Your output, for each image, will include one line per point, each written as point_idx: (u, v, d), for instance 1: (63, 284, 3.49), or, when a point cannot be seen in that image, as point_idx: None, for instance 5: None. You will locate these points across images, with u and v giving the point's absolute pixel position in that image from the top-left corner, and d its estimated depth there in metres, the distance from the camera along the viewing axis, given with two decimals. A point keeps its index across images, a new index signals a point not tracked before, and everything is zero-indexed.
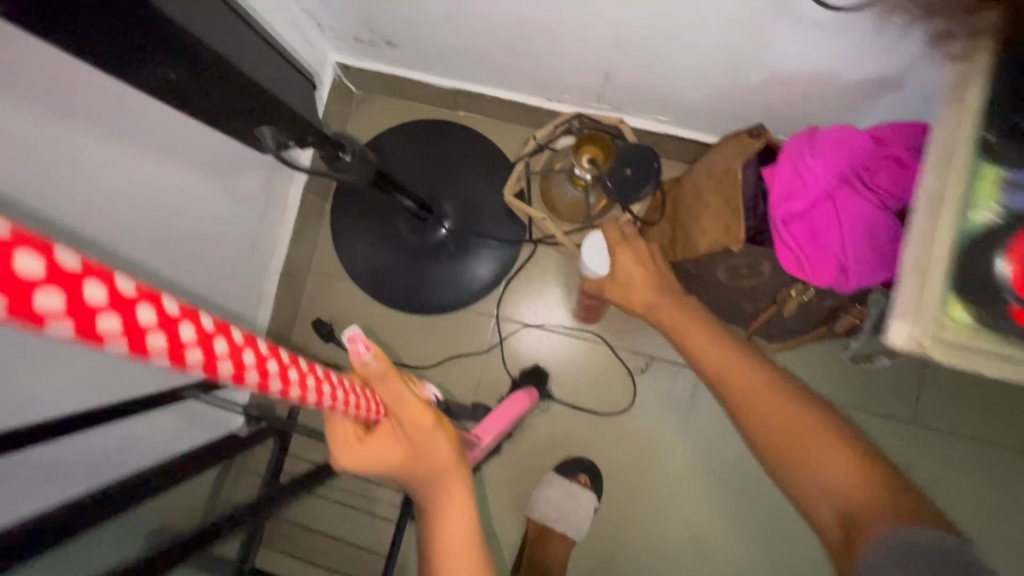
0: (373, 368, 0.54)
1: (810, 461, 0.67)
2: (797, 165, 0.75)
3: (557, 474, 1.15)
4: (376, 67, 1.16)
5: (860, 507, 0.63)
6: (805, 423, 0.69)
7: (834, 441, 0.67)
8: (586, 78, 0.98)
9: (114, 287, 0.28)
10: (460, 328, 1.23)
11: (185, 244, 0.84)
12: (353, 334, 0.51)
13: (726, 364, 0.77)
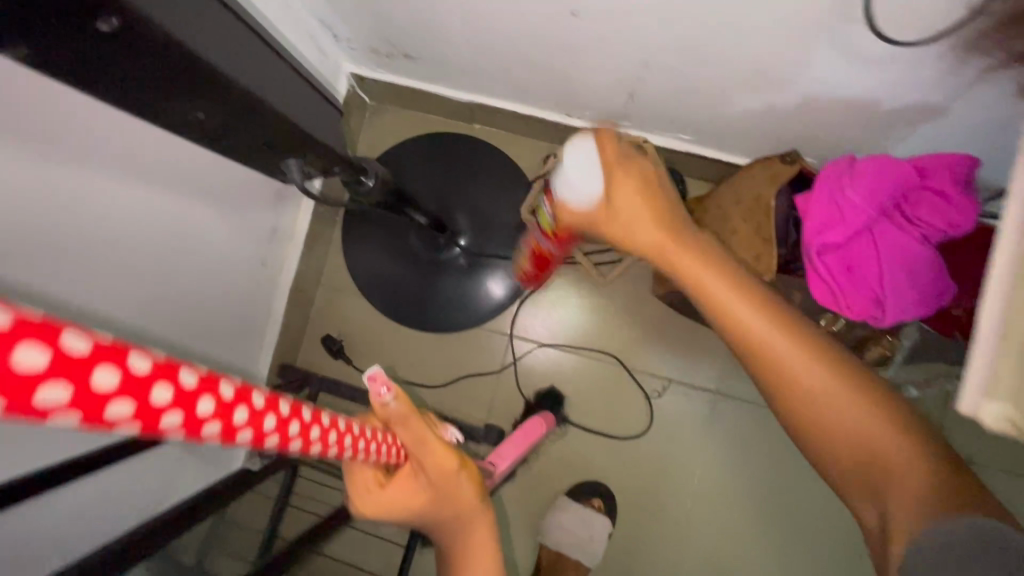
0: (393, 410, 0.51)
1: (838, 440, 0.49)
2: (836, 196, 0.72)
3: (570, 499, 1.12)
4: (391, 79, 1.13)
5: (909, 499, 0.45)
6: (832, 388, 0.49)
7: (874, 416, 0.48)
8: (610, 96, 0.95)
9: (129, 369, 0.25)
10: (472, 347, 1.20)
11: (194, 264, 0.81)
12: (374, 374, 0.49)
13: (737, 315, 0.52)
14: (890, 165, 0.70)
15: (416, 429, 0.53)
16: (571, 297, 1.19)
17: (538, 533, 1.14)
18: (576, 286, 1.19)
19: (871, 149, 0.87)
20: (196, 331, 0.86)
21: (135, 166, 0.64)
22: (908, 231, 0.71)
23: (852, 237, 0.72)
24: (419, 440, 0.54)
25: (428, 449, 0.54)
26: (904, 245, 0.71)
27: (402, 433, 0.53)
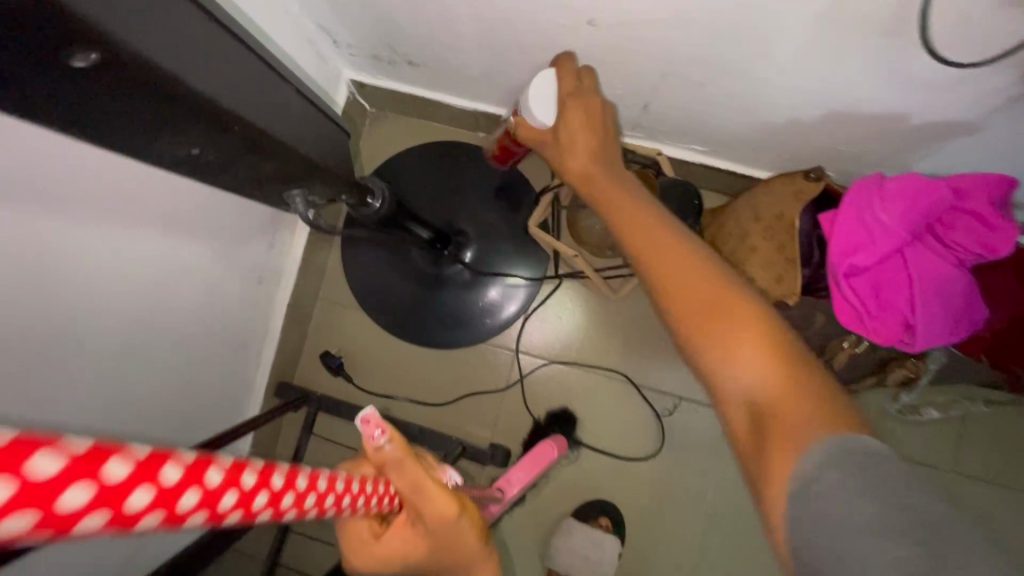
0: (388, 454, 0.46)
1: (716, 336, 0.47)
2: (866, 218, 0.68)
3: (578, 521, 1.08)
4: (392, 86, 1.08)
5: (779, 397, 0.43)
6: (712, 286, 0.50)
7: (753, 317, 0.48)
8: (623, 106, 0.91)
9: (20, 473, 0.19)
10: (476, 363, 1.16)
11: (183, 283, 0.76)
12: (368, 416, 0.44)
13: (636, 220, 0.61)
14: (924, 185, 0.67)
15: (413, 474, 0.47)
16: (579, 311, 1.15)
17: (545, 557, 1.10)
18: (584, 300, 1.15)
19: (897, 163, 0.83)
20: (184, 354, 0.81)
21: (123, 184, 0.59)
22: (940, 255, 0.68)
23: (882, 261, 0.68)
24: (416, 486, 0.48)
25: (426, 497, 0.48)
26: (936, 270, 0.68)
27: (397, 480, 0.47)
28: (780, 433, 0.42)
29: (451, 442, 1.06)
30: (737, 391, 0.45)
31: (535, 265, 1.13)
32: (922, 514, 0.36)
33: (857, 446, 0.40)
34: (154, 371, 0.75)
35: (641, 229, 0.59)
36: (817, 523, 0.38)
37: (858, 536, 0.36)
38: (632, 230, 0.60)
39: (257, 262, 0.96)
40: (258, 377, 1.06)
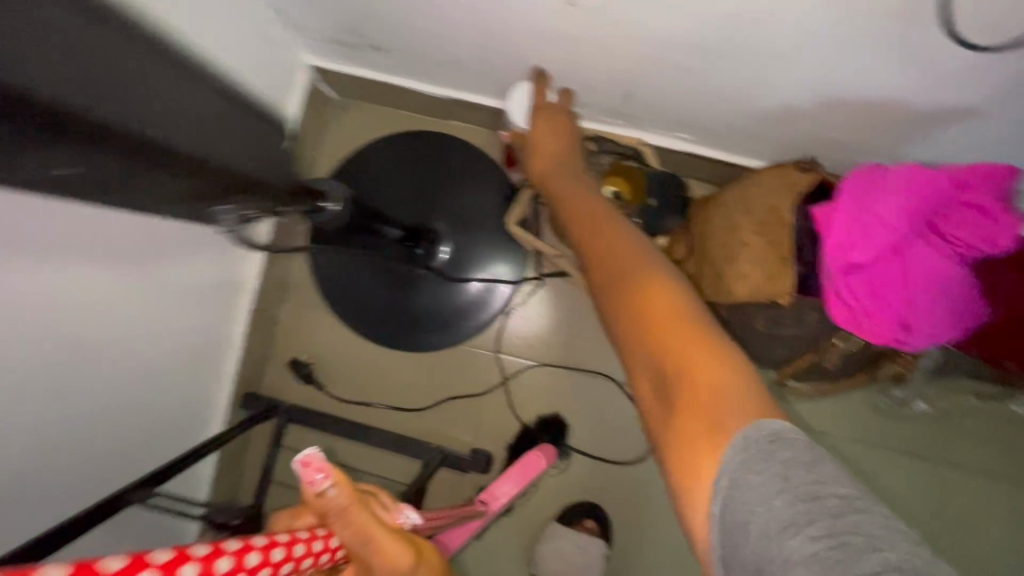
0: (331, 501, 0.44)
1: (637, 315, 0.51)
2: (863, 212, 0.64)
3: (563, 526, 1.05)
4: (355, 73, 1.00)
5: (687, 368, 0.45)
6: (642, 275, 0.55)
7: (674, 301, 0.50)
8: (604, 94, 0.85)
9: None
10: (455, 366, 1.10)
11: (120, 294, 0.69)
12: (308, 459, 0.42)
13: (588, 223, 0.67)
14: (921, 178, 0.64)
15: (356, 520, 0.46)
16: (561, 308, 1.10)
17: (531, 564, 1.06)
18: (565, 297, 1.10)
19: (891, 152, 0.79)
20: (122, 370, 0.73)
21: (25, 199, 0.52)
22: (940, 251, 0.64)
23: (880, 258, 0.65)
24: (361, 535, 0.46)
25: (372, 545, 0.47)
26: (935, 267, 0.64)
27: (341, 529, 0.46)
28: (683, 400, 0.43)
29: (429, 450, 1.00)
30: (650, 364, 0.48)
31: (514, 262, 1.07)
32: (821, 493, 0.35)
33: (759, 424, 0.39)
34: (89, 392, 0.68)
35: (591, 231, 0.66)
36: (717, 490, 0.38)
37: (749, 503, 0.35)
38: (583, 231, 0.67)
39: (211, 266, 0.89)
40: (220, 389, 1.00)
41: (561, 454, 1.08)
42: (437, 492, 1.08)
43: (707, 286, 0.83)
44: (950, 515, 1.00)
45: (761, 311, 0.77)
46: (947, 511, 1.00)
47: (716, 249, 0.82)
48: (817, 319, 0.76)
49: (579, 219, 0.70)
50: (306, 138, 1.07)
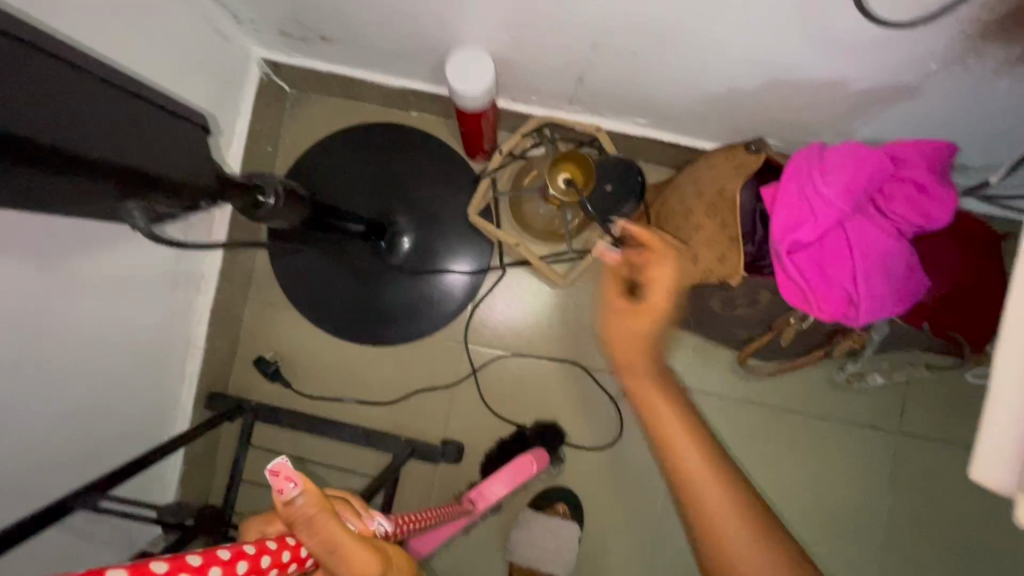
0: (298, 510, 0.38)
1: (731, 539, 0.53)
2: (808, 193, 0.65)
3: (535, 512, 1.06)
4: (309, 65, 0.98)
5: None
6: (735, 502, 0.53)
7: (758, 520, 0.54)
8: (558, 80, 0.85)
9: None
10: (423, 359, 1.10)
11: (79, 299, 0.68)
12: (277, 467, 0.38)
13: (665, 411, 0.54)
14: (860, 156, 0.65)
15: (326, 532, 0.39)
16: (527, 297, 1.10)
17: (506, 552, 1.07)
18: (531, 286, 1.10)
19: (838, 131, 0.80)
20: (82, 372, 0.72)
21: None
22: (882, 226, 0.65)
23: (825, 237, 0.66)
24: (330, 545, 0.39)
25: (344, 557, 0.40)
26: (876, 242, 0.65)
27: (307, 541, 0.39)
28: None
29: (399, 443, 1.01)
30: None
31: (478, 252, 1.07)
32: None
33: None
34: (46, 397, 0.66)
35: (671, 429, 0.54)
36: None
37: None
38: (669, 433, 0.54)
39: (169, 267, 0.87)
40: (184, 389, 0.98)
41: (554, 462, 1.08)
42: (410, 484, 1.08)
43: None
44: (907, 484, 1.03)
45: (715, 292, 0.78)
46: (903, 480, 1.04)
47: (673, 233, 0.83)
48: (770, 300, 0.77)
49: (648, 403, 0.55)
50: (262, 132, 1.04)
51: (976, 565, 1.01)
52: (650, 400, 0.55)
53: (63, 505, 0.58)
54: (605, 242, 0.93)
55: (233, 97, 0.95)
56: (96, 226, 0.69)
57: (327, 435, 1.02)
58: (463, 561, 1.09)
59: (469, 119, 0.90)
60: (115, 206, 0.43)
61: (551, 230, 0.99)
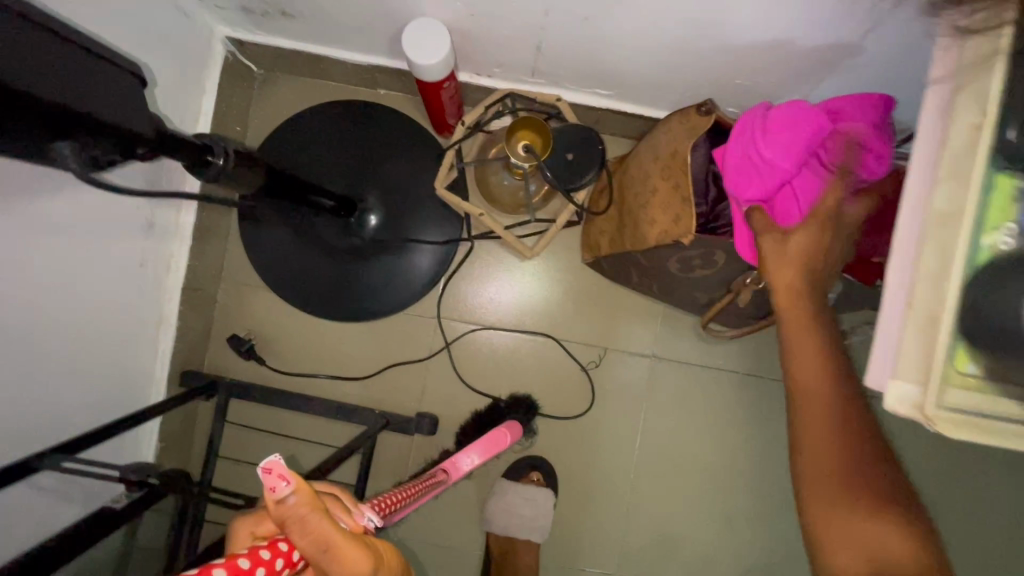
0: (290, 509, 0.38)
1: (848, 507, 0.54)
2: (749, 155, 0.67)
3: (510, 481, 1.08)
4: (274, 43, 0.99)
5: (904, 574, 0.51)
6: (863, 471, 0.55)
7: (877, 503, 0.54)
8: (518, 51, 0.86)
9: None
10: (396, 333, 1.11)
11: (48, 269, 0.69)
12: (269, 465, 0.38)
13: (806, 370, 0.59)
14: (802, 113, 0.65)
15: (318, 530, 0.38)
16: (498, 270, 1.12)
17: (483, 522, 1.09)
18: (502, 259, 1.12)
19: (790, 95, 0.82)
20: (60, 344, 0.73)
21: None
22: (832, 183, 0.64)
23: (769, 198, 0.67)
24: (323, 544, 0.38)
25: (336, 556, 0.38)
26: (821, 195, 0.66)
27: (300, 542, 0.38)
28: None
29: (373, 416, 1.03)
30: (857, 564, 0.53)
31: (447, 226, 1.08)
32: None
33: None
34: (28, 366, 0.68)
35: (807, 388, 0.59)
36: None
37: None
38: (798, 360, 0.60)
39: (136, 244, 0.88)
40: (157, 367, 0.99)
41: (528, 433, 1.10)
42: (386, 457, 1.10)
43: (628, 235, 0.86)
44: None
45: (672, 253, 0.79)
46: None
47: (633, 198, 0.84)
48: (725, 261, 0.79)
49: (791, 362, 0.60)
50: (229, 111, 1.05)
51: (936, 519, 1.05)
52: (790, 324, 0.62)
53: (26, 464, 0.59)
54: (570, 210, 0.94)
55: (197, 75, 0.95)
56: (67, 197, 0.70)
57: (302, 409, 1.03)
58: (442, 532, 1.11)
59: (431, 91, 0.90)
60: (44, 152, 0.38)
61: (516, 203, 1.00)
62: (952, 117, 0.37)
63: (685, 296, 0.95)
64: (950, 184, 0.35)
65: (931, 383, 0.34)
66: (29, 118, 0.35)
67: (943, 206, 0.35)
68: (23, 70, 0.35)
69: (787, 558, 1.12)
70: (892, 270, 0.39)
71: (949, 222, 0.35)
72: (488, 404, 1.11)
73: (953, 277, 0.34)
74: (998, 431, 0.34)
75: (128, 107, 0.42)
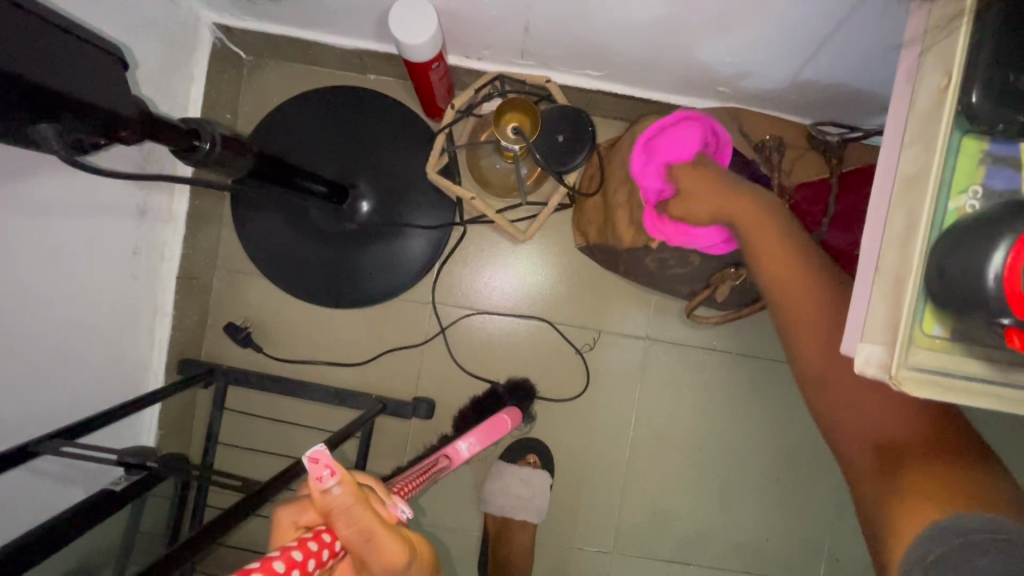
0: (337, 500, 0.39)
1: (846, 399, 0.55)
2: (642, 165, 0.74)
3: (507, 463, 1.09)
4: (261, 28, 0.98)
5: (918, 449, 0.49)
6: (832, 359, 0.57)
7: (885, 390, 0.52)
8: (506, 32, 0.86)
9: None
10: (393, 319, 1.12)
11: (40, 257, 0.69)
12: (316, 454, 0.39)
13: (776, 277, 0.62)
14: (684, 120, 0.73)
15: (363, 519, 0.39)
16: (490, 255, 1.12)
17: (480, 502, 1.11)
18: (494, 244, 1.12)
19: (779, 75, 0.82)
20: (54, 332, 0.74)
21: None
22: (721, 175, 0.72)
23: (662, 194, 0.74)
24: (367, 533, 0.39)
25: (377, 546, 0.40)
26: (775, 177, 0.77)
27: (345, 531, 0.39)
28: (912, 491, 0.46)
29: (370, 401, 1.04)
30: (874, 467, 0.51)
31: (440, 212, 1.08)
32: None
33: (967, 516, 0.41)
34: (22, 356, 0.68)
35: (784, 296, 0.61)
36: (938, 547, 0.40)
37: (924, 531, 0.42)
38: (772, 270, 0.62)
39: (127, 232, 0.88)
40: (154, 355, 1.00)
41: (525, 417, 1.11)
42: (384, 441, 1.12)
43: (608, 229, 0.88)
44: None
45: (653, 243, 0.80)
46: None
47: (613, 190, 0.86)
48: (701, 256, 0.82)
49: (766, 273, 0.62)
50: (219, 98, 1.05)
51: None
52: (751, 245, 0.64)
53: (23, 449, 0.59)
54: (559, 194, 0.94)
55: (185, 62, 0.95)
56: (62, 188, 0.70)
57: (299, 394, 1.05)
58: (442, 513, 1.13)
59: (419, 75, 0.90)
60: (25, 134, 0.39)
61: (507, 187, 0.99)
62: (921, 84, 0.38)
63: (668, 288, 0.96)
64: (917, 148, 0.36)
65: (897, 343, 0.35)
66: (10, 100, 0.35)
67: (909, 170, 0.37)
68: (9, 50, 0.35)
69: (782, 532, 1.13)
70: (868, 237, 0.40)
71: (915, 184, 0.36)
72: (484, 388, 1.12)
73: (915, 237, 0.35)
74: (969, 394, 0.35)
75: (112, 92, 0.43)
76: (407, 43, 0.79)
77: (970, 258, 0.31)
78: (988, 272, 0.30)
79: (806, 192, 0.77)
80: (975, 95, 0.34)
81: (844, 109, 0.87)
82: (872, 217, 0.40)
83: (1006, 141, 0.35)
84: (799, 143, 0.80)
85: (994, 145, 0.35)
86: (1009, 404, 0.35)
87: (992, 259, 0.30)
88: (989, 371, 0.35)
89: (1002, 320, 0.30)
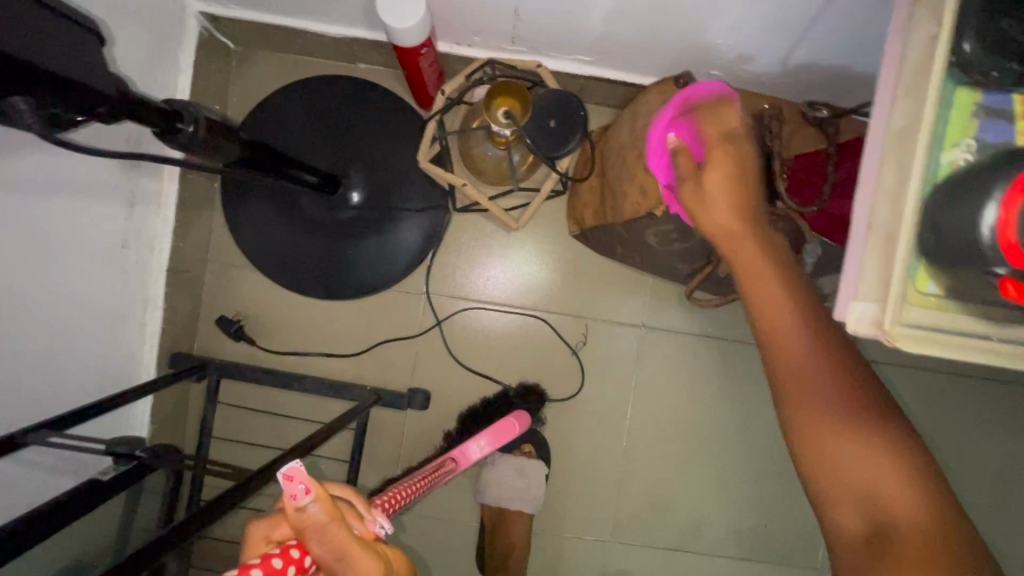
0: (310, 518, 0.38)
1: (845, 441, 0.50)
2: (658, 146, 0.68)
3: (503, 452, 1.09)
4: (247, 16, 0.97)
5: (918, 532, 0.48)
6: (847, 415, 0.51)
7: (876, 444, 0.50)
8: (497, 17, 0.85)
9: None
10: (386, 310, 1.12)
11: (26, 250, 0.68)
12: (291, 471, 0.38)
13: (776, 309, 0.54)
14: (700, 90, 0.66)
15: (335, 539, 0.38)
16: (485, 245, 1.12)
17: (477, 493, 1.10)
18: (487, 230, 1.12)
19: (770, 59, 0.81)
20: (44, 323, 0.73)
21: None
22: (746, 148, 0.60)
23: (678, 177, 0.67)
24: (339, 553, 0.38)
25: (350, 566, 0.38)
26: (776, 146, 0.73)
27: (315, 550, 0.38)
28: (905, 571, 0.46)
29: (365, 392, 1.03)
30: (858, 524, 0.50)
31: (432, 204, 1.07)
32: None
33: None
34: (8, 348, 0.67)
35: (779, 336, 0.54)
36: None
37: None
38: (770, 309, 0.54)
39: (115, 223, 0.87)
40: (146, 349, 1.00)
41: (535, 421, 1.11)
42: (380, 433, 1.11)
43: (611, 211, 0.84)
44: None
45: (644, 227, 0.80)
46: None
47: (614, 172, 0.83)
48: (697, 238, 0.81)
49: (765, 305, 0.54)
50: (206, 89, 1.03)
51: None
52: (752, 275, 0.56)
53: (12, 440, 0.59)
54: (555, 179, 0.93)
55: (171, 51, 0.94)
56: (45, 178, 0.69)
57: (292, 387, 1.04)
58: (438, 504, 1.12)
59: (409, 61, 0.88)
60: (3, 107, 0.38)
61: (499, 173, 0.98)
62: (913, 35, 0.38)
63: (668, 265, 0.97)
64: (906, 102, 0.37)
65: (890, 302, 0.35)
66: None
67: (901, 123, 0.37)
68: None
69: (780, 519, 1.14)
70: (861, 191, 0.41)
71: (908, 138, 0.36)
72: (497, 391, 1.12)
73: (908, 191, 0.35)
74: (963, 349, 0.35)
75: (88, 69, 0.42)
76: (397, 28, 0.78)
77: (963, 212, 0.32)
78: (982, 228, 0.31)
79: (803, 163, 0.77)
80: (968, 43, 0.35)
81: (834, 90, 0.86)
82: (867, 172, 0.41)
83: (1000, 93, 0.35)
84: (793, 117, 0.78)
85: (987, 96, 0.35)
86: (1005, 359, 0.35)
87: (983, 216, 0.31)
88: (989, 325, 0.36)
89: (995, 269, 0.31)
